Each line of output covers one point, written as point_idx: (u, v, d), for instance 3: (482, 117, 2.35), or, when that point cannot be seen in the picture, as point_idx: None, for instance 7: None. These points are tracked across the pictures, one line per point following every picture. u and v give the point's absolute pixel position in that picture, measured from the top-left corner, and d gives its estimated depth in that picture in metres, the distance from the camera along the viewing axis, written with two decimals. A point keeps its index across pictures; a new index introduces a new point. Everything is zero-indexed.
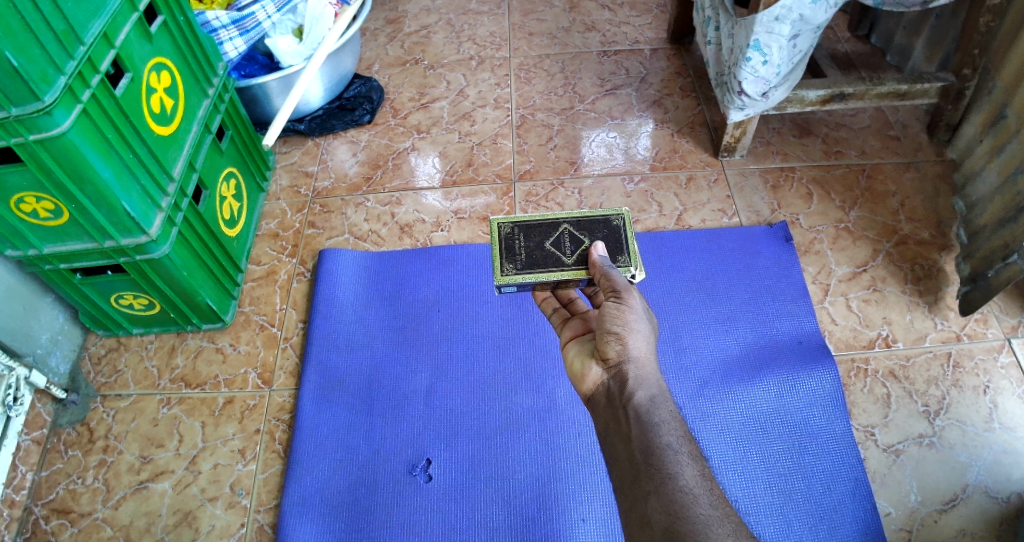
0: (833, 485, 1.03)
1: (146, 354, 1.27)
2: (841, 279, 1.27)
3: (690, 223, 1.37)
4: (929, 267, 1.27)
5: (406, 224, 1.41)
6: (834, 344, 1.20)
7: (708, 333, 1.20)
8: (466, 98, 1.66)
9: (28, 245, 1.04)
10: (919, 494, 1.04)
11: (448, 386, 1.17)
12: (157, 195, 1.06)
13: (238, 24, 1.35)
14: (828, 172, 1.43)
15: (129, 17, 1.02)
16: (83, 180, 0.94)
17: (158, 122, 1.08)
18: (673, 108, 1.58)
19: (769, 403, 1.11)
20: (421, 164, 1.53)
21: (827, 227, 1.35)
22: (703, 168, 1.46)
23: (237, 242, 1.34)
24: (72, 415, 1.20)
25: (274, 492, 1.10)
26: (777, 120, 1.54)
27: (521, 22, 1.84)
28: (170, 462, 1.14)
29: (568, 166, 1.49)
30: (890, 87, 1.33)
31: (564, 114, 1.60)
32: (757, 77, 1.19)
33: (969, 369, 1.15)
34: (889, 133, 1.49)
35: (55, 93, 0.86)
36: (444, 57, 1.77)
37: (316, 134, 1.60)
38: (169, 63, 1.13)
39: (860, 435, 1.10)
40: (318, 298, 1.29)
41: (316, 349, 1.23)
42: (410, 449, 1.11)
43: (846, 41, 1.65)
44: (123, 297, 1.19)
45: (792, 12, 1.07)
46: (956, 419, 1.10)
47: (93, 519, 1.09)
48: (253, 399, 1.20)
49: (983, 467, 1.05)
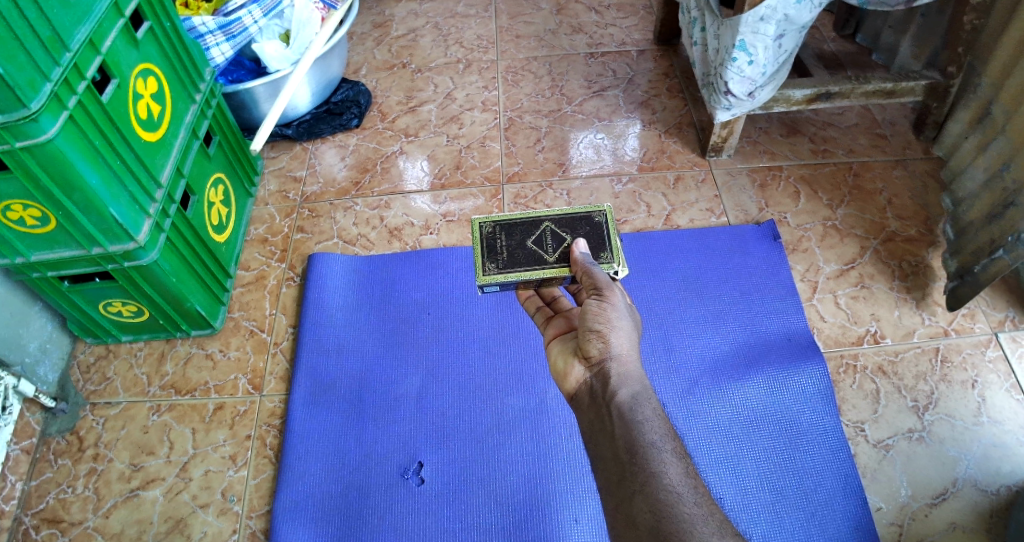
0: (824, 482, 1.03)
1: (136, 361, 1.26)
2: (829, 277, 1.28)
3: (679, 223, 1.38)
4: (916, 264, 1.28)
5: (395, 227, 1.41)
6: (823, 341, 1.20)
7: (698, 332, 1.20)
8: (454, 101, 1.66)
9: (15, 253, 1.03)
10: (910, 489, 1.04)
11: (440, 389, 1.17)
12: (145, 201, 1.06)
13: (224, 29, 1.35)
14: (815, 171, 1.44)
15: (115, 24, 1.02)
16: (70, 187, 0.93)
17: (145, 128, 1.08)
18: (661, 109, 1.59)
19: (760, 401, 1.11)
20: (409, 167, 1.53)
21: (815, 225, 1.35)
22: (691, 169, 1.47)
23: (226, 248, 1.34)
24: (61, 424, 1.19)
25: (266, 498, 1.10)
26: (764, 120, 1.55)
27: (508, 25, 1.84)
28: (161, 469, 1.14)
29: (557, 168, 1.49)
30: (875, 85, 1.34)
31: (552, 116, 1.60)
32: (743, 77, 1.19)
33: (957, 364, 1.16)
34: (875, 131, 1.50)
35: (41, 100, 0.85)
36: (431, 61, 1.77)
37: (303, 138, 1.59)
38: (156, 69, 1.13)
39: (849, 431, 1.10)
40: (308, 302, 1.29)
41: (305, 354, 1.23)
42: (402, 453, 1.11)
43: (832, 41, 1.66)
44: (111, 304, 1.19)
45: (777, 12, 1.08)
46: (945, 414, 1.10)
47: (83, 528, 1.09)
48: (244, 404, 1.20)
49: (973, 460, 1.06)
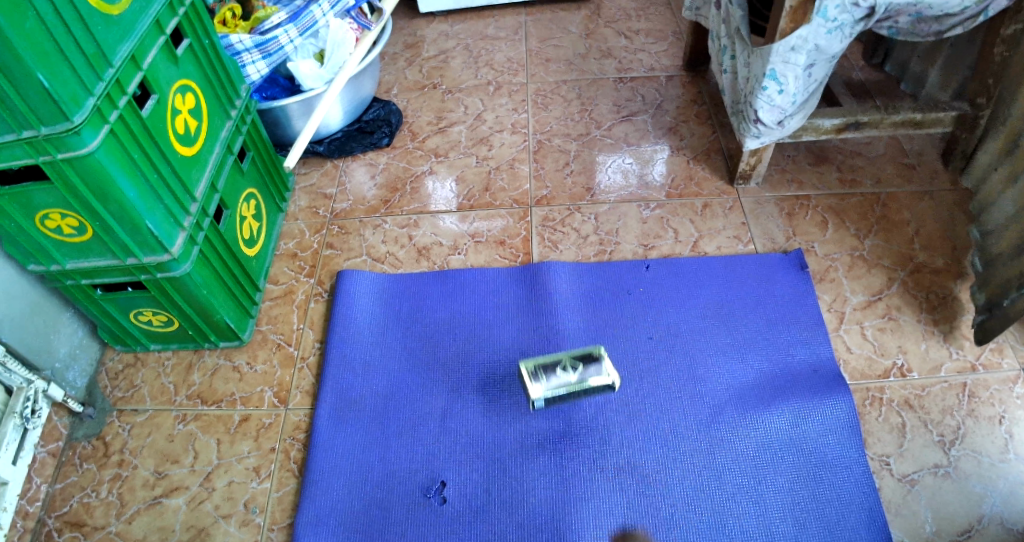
0: (848, 515, 1.02)
1: (163, 371, 1.29)
2: (856, 307, 1.27)
3: (706, 250, 1.38)
4: (944, 296, 1.27)
5: (423, 247, 1.43)
6: (849, 372, 1.19)
7: (722, 359, 1.20)
8: (483, 123, 1.68)
9: (51, 260, 1.06)
10: (935, 525, 1.03)
11: (463, 409, 1.18)
12: (179, 215, 1.08)
13: (261, 47, 1.38)
14: (843, 201, 1.44)
15: (156, 41, 1.05)
16: (108, 198, 0.96)
17: (182, 142, 1.11)
18: (689, 135, 1.59)
19: (783, 432, 1.11)
20: (438, 188, 1.54)
21: (842, 255, 1.35)
22: (718, 196, 1.47)
23: (256, 261, 1.36)
24: (87, 428, 1.22)
25: (288, 511, 1.11)
26: (792, 148, 1.55)
27: (538, 48, 1.87)
28: (185, 478, 1.15)
29: (585, 193, 1.50)
30: (905, 116, 1.34)
31: (581, 140, 1.61)
32: (772, 105, 1.20)
33: (984, 399, 1.14)
34: (903, 161, 1.50)
35: (85, 113, 0.88)
36: (462, 82, 1.80)
37: (335, 156, 1.62)
38: (193, 85, 1.16)
39: (874, 464, 1.09)
40: (336, 318, 1.30)
41: (332, 369, 1.24)
42: (425, 471, 1.11)
43: (860, 70, 1.66)
44: (142, 313, 1.21)
45: (808, 42, 1.08)
46: (972, 450, 1.09)
47: (106, 532, 1.10)
48: (269, 417, 1.21)
49: (999, 497, 1.04)
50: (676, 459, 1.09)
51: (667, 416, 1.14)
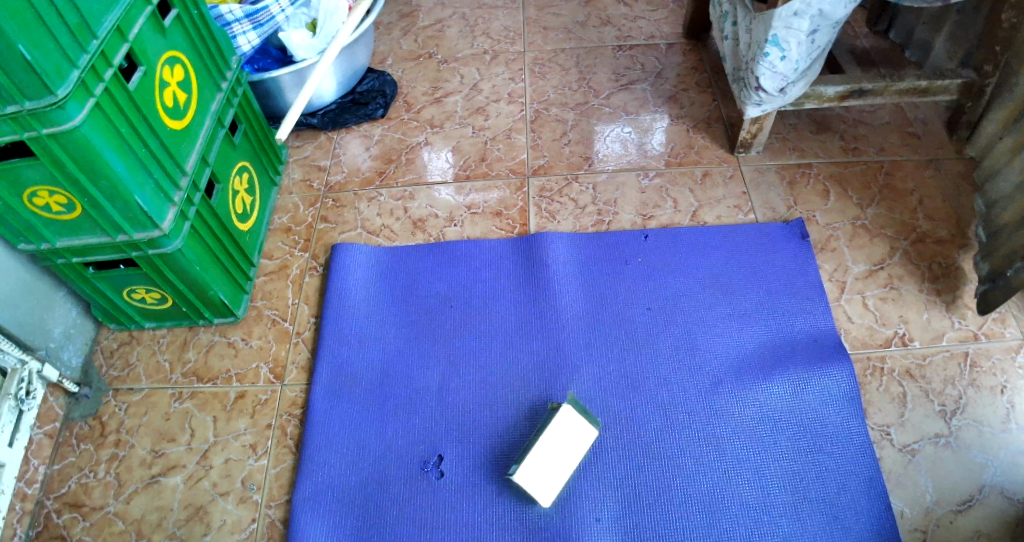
0: (849, 485, 1.02)
1: (159, 348, 1.27)
2: (858, 277, 1.26)
3: (706, 219, 1.36)
4: (947, 266, 1.25)
5: (419, 219, 1.41)
6: (850, 342, 1.18)
7: (722, 330, 1.19)
8: (480, 93, 1.65)
9: (41, 239, 1.04)
10: (935, 495, 1.02)
11: (460, 382, 1.17)
12: (170, 189, 1.06)
13: (252, 17, 1.35)
14: (845, 169, 1.42)
15: (142, 11, 1.02)
16: (96, 174, 0.93)
17: (172, 116, 1.08)
18: (688, 104, 1.57)
19: (783, 402, 1.10)
20: (434, 159, 1.52)
21: (844, 224, 1.33)
22: (718, 165, 1.45)
23: (250, 237, 1.34)
24: (84, 409, 1.20)
25: (286, 487, 1.10)
26: (794, 117, 1.52)
27: (536, 16, 1.83)
28: (182, 456, 1.14)
29: (583, 162, 1.48)
30: (910, 83, 1.31)
31: (579, 109, 1.59)
32: (774, 72, 1.17)
33: (986, 369, 1.13)
34: (907, 130, 1.47)
35: (69, 86, 0.85)
36: (458, 52, 1.76)
37: (329, 128, 1.59)
38: (182, 57, 1.13)
39: (875, 434, 1.08)
40: (330, 293, 1.29)
41: (327, 344, 1.23)
42: (422, 445, 1.10)
43: (864, 37, 1.63)
44: (135, 291, 1.19)
45: (811, 7, 1.05)
46: (973, 419, 1.08)
47: (104, 513, 1.10)
48: (265, 393, 1.20)
49: (1000, 467, 1.04)
50: (675, 431, 1.08)
51: (666, 388, 1.13)
